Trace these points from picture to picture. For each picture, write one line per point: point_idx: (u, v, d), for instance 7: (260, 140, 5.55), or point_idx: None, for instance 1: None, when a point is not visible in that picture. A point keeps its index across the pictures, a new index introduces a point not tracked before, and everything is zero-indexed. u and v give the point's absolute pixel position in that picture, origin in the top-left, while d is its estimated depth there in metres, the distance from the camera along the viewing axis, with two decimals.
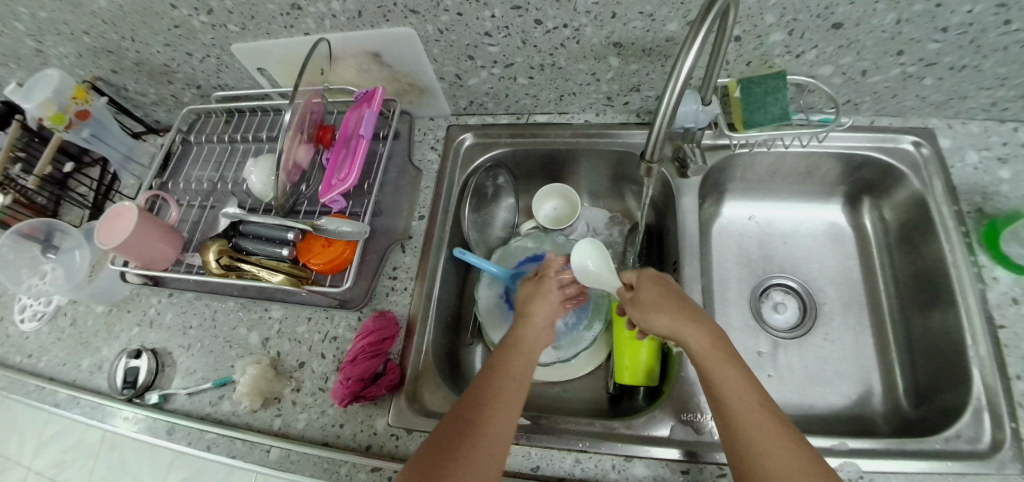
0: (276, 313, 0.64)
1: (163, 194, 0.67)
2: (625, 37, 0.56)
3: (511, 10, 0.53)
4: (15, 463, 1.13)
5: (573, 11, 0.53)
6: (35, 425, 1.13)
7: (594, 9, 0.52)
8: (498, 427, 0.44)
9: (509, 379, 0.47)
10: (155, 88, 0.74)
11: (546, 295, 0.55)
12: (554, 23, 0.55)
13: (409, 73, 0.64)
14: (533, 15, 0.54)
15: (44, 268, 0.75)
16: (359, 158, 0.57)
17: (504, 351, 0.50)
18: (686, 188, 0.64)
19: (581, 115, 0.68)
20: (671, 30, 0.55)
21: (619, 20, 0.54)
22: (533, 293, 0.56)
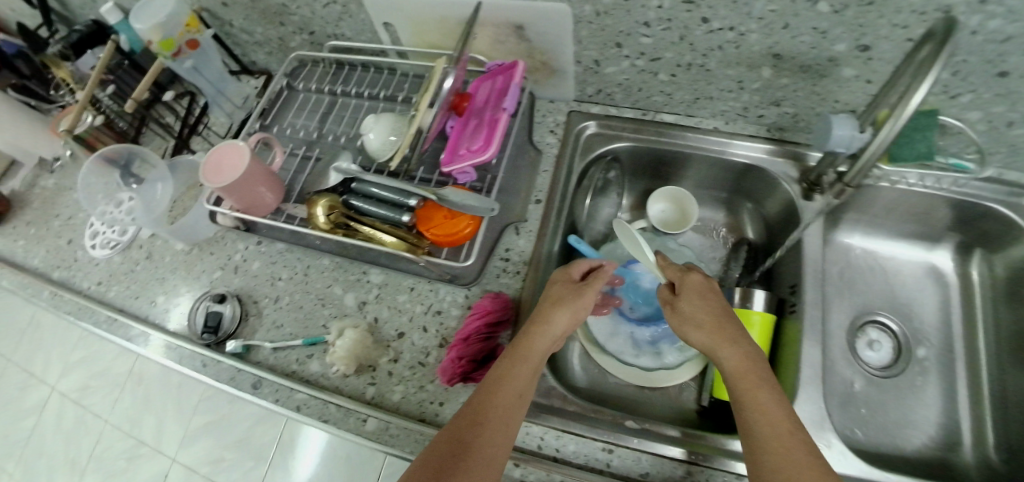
0: (376, 278, 0.62)
1: (270, 138, 0.63)
2: (787, 50, 0.54)
3: (681, 3, 0.51)
4: (38, 381, 1.17)
5: (746, 14, 0.51)
6: (67, 347, 1.16)
7: (769, 15, 0.50)
8: (494, 442, 0.42)
9: (507, 398, 0.44)
10: (263, 27, 0.71)
11: (574, 305, 0.50)
12: (721, 24, 0.53)
13: (547, 51, 0.62)
14: (702, 12, 0.52)
15: (121, 197, 0.73)
16: (498, 131, 0.54)
17: (510, 360, 0.47)
18: (808, 210, 0.62)
19: (710, 121, 0.66)
20: (838, 51, 0.53)
21: (790, 32, 0.52)
22: (559, 299, 0.51)
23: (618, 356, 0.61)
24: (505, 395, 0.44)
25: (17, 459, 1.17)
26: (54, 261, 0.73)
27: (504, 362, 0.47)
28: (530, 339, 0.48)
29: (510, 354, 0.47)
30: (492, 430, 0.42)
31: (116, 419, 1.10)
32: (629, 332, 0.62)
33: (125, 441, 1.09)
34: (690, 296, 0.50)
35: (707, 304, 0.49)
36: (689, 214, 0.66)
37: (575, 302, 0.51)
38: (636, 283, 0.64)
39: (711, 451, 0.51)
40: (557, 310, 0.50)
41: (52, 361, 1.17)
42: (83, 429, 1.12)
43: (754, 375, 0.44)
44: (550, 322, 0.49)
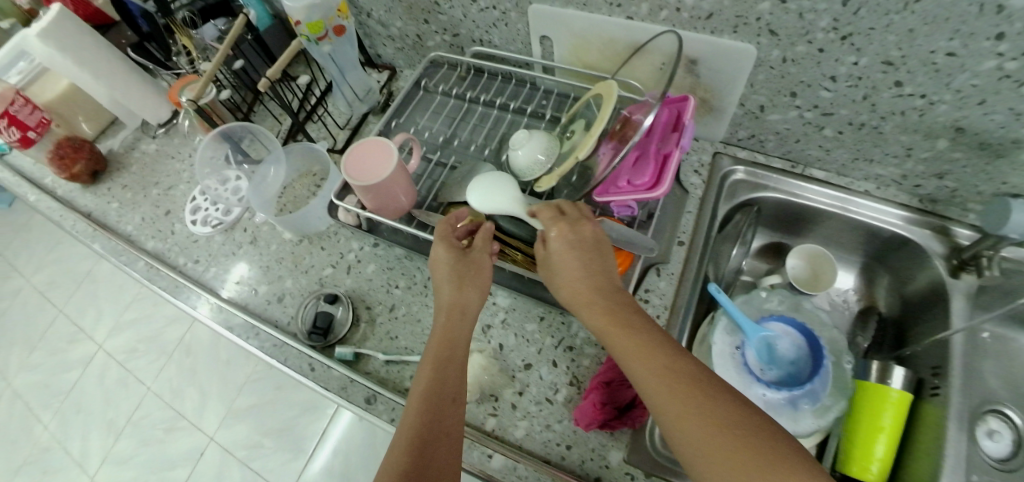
0: (503, 301, 0.59)
1: (414, 140, 0.60)
2: (972, 125, 0.51)
3: (880, 63, 0.49)
4: (88, 338, 1.33)
5: (943, 84, 0.48)
6: (124, 304, 1.34)
7: (970, 89, 0.47)
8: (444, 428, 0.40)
9: (440, 400, 0.41)
10: (405, 23, 0.68)
11: (478, 279, 0.49)
12: (913, 90, 0.50)
13: (712, 89, 0.60)
14: (898, 75, 0.49)
15: (228, 175, 0.72)
16: (671, 167, 0.51)
17: (438, 360, 0.44)
18: (956, 290, 0.58)
19: (862, 183, 0.64)
20: None
21: (982, 109, 0.49)
22: (445, 262, 0.49)
23: None
24: (451, 380, 0.43)
25: (59, 409, 1.27)
26: (148, 231, 0.72)
27: (440, 343, 0.45)
28: (456, 313, 0.47)
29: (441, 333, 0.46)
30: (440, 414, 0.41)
31: (158, 387, 1.22)
32: (759, 394, 0.57)
33: (166, 412, 1.19)
34: (557, 261, 0.46)
35: (572, 261, 0.46)
36: (829, 277, 0.64)
37: (471, 271, 0.49)
38: (771, 344, 0.60)
39: None
40: (470, 282, 0.49)
41: (114, 318, 1.34)
42: (126, 392, 1.23)
43: (668, 360, 0.39)
44: (464, 290, 0.48)
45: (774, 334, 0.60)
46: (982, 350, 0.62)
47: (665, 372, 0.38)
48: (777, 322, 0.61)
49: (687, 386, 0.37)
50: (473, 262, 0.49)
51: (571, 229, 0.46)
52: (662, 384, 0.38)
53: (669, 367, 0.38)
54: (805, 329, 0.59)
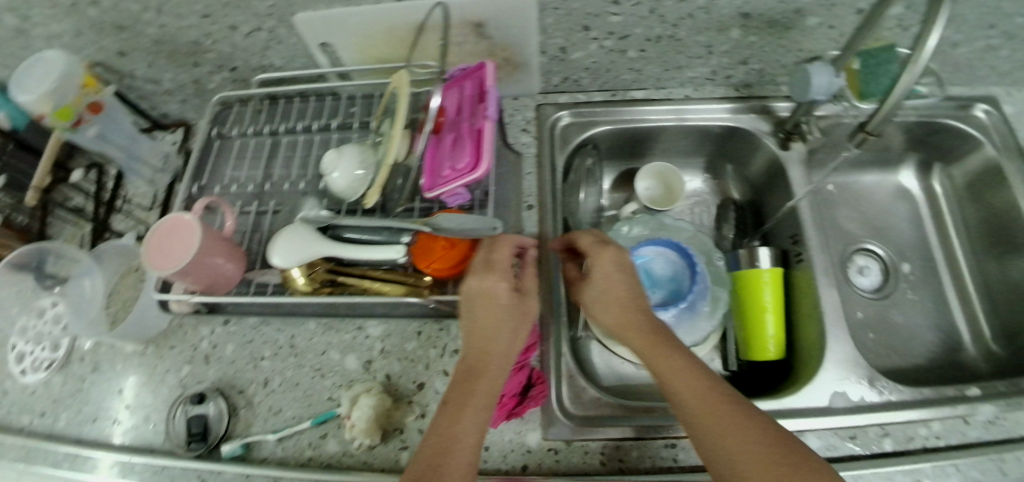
0: (375, 331, 0.55)
1: (220, 200, 0.54)
2: (756, 8, 0.53)
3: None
4: None
5: None
6: None
7: None
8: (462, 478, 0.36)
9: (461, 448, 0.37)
10: (174, 72, 0.61)
11: (501, 307, 0.45)
12: None
13: (508, 47, 0.57)
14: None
15: (42, 304, 0.60)
16: (486, 143, 0.49)
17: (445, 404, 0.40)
18: (790, 160, 0.63)
19: (680, 90, 0.65)
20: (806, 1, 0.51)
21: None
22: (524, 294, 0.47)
23: None
24: (468, 426, 0.38)
25: None
26: None
27: (454, 389, 0.41)
28: (489, 354, 0.43)
29: (460, 379, 0.41)
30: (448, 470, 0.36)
31: None
32: None
33: None
34: (597, 285, 0.47)
35: (623, 283, 0.46)
36: (676, 189, 0.65)
37: (522, 318, 0.46)
38: (648, 269, 0.61)
39: None
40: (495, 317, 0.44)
41: None
42: None
43: (689, 373, 0.40)
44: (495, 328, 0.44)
45: (648, 259, 0.61)
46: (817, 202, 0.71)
47: (694, 382, 0.39)
48: (648, 246, 0.62)
49: (715, 394, 0.38)
50: (511, 294, 0.46)
51: (616, 255, 0.47)
52: (700, 393, 0.38)
53: (696, 382, 0.39)
54: (674, 243, 0.61)
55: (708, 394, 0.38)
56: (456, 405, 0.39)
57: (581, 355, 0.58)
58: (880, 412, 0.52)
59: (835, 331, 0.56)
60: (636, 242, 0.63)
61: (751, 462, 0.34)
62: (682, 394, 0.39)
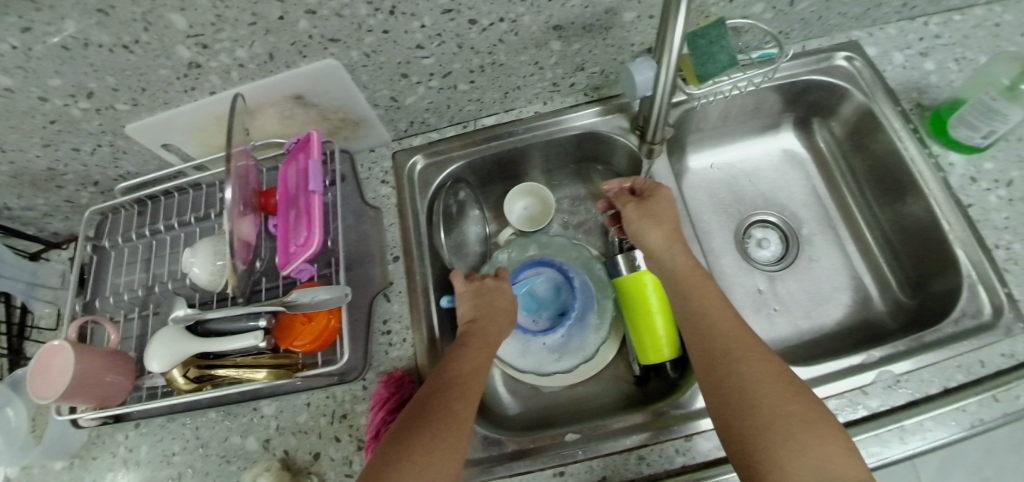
0: (269, 409, 0.57)
1: (95, 317, 0.56)
2: (563, 18, 0.52)
3: (442, 15, 0.47)
4: None
5: (508, 3, 0.48)
6: None
7: None
8: (442, 457, 0.41)
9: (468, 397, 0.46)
10: (43, 198, 0.63)
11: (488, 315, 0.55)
12: (490, 19, 0.50)
13: (339, 108, 0.58)
14: (466, 16, 0.48)
15: None
16: (316, 216, 0.51)
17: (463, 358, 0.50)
18: (654, 154, 0.64)
19: (530, 106, 0.67)
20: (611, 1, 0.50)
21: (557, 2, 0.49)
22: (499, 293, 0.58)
23: (536, 371, 0.62)
24: (477, 384, 0.47)
25: None
26: None
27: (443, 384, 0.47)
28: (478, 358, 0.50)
29: (447, 377, 0.47)
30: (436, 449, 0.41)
31: None
32: (542, 343, 0.64)
33: None
34: (654, 243, 0.57)
35: (681, 251, 0.56)
36: (548, 203, 0.69)
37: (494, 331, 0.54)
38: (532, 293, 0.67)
39: (596, 437, 0.51)
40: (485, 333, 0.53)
41: None
42: None
43: (743, 344, 0.48)
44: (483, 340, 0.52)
45: (529, 283, 0.66)
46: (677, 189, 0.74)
47: (745, 355, 0.47)
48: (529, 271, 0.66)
49: (759, 358, 0.47)
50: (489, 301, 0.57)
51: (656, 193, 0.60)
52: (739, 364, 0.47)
53: (743, 345, 0.48)
54: (549, 262, 0.67)
55: (745, 360, 0.47)
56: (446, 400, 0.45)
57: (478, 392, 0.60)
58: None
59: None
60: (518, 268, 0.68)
61: (766, 379, 0.45)
62: (716, 319, 0.51)
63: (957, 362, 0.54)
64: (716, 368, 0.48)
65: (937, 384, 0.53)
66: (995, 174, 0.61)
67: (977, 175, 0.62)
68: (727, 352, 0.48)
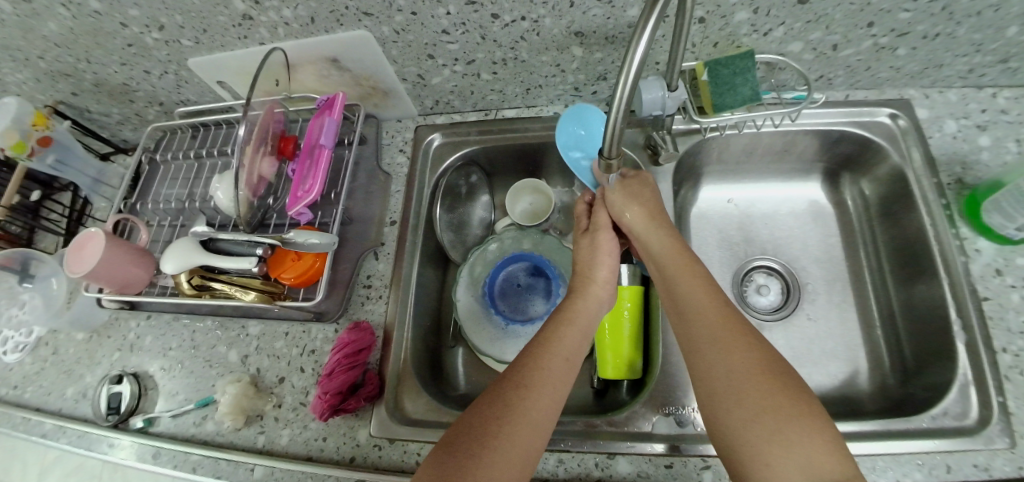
0: (254, 330, 0.64)
1: (131, 217, 0.64)
2: (585, 26, 0.53)
3: (465, 5, 0.50)
4: None
5: (529, 2, 0.50)
6: None
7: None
8: (522, 447, 0.42)
9: (544, 387, 0.45)
10: (118, 107, 0.74)
11: (601, 254, 0.55)
12: (511, 16, 0.52)
13: (370, 76, 0.63)
14: (488, 9, 0.51)
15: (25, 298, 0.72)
16: (321, 167, 0.57)
17: (556, 326, 0.50)
18: (660, 175, 0.64)
19: (550, 107, 0.68)
20: (633, 16, 0.51)
21: (578, 9, 0.50)
22: (590, 265, 0.55)
23: (499, 358, 0.61)
24: (556, 371, 0.46)
25: None
26: None
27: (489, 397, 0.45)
28: (551, 365, 0.46)
29: (531, 356, 0.47)
30: (507, 457, 0.41)
31: None
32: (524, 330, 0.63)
33: None
34: (637, 225, 0.54)
35: (663, 234, 0.53)
36: (550, 200, 0.68)
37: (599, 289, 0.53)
38: (507, 282, 0.66)
39: None
40: (553, 335, 0.49)
41: None
42: None
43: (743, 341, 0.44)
44: (561, 344, 0.48)
45: (507, 275, 0.67)
46: (679, 219, 0.73)
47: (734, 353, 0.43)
48: (507, 263, 0.67)
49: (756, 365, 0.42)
50: (580, 273, 0.55)
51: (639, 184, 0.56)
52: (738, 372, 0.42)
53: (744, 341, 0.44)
54: (527, 253, 0.67)
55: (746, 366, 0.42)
56: (495, 415, 0.43)
57: (436, 363, 0.64)
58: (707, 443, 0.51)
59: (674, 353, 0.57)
60: (498, 259, 0.67)
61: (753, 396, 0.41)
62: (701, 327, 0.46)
63: (918, 460, 0.50)
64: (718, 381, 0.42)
65: (890, 476, 0.49)
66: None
67: (1005, 268, 0.56)
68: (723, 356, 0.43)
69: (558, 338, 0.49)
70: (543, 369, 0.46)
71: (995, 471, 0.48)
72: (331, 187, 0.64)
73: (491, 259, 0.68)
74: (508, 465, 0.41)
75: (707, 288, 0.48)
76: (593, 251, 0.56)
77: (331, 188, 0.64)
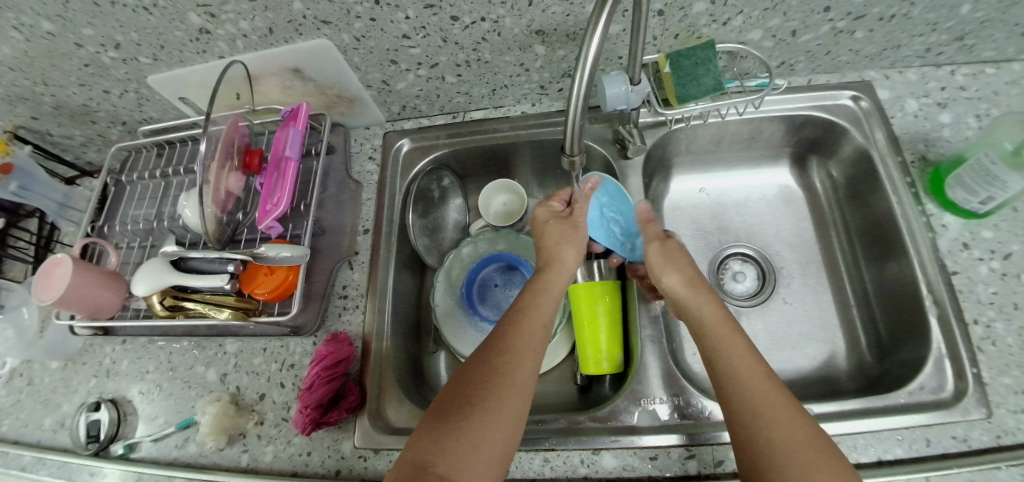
0: (232, 347, 0.63)
1: (98, 241, 0.63)
2: (545, 25, 0.53)
3: (424, 9, 0.50)
4: None
5: (487, 3, 0.49)
6: None
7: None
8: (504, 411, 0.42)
9: (523, 353, 0.46)
10: (80, 129, 0.72)
11: (574, 237, 0.57)
12: (471, 18, 0.51)
13: (334, 85, 0.62)
14: (447, 12, 0.50)
15: None
16: (289, 178, 0.57)
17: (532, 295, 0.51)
18: (630, 169, 0.65)
19: (519, 106, 0.68)
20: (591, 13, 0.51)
21: (537, 7, 0.50)
22: (558, 243, 0.56)
23: None
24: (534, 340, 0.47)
25: None
26: None
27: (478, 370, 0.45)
28: (531, 328, 0.48)
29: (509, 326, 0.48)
30: (497, 423, 0.41)
31: None
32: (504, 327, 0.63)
33: None
34: (678, 290, 0.54)
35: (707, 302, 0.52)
36: (524, 200, 0.68)
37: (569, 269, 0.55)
38: (484, 283, 0.67)
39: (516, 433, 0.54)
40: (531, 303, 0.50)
41: None
42: None
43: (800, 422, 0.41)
44: (537, 312, 0.50)
45: (484, 276, 0.67)
46: (653, 210, 0.74)
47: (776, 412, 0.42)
48: (484, 264, 0.67)
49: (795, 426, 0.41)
50: (549, 251, 0.56)
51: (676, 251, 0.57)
52: (795, 450, 0.39)
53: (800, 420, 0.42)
54: (503, 253, 0.68)
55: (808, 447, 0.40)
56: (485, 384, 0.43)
57: (418, 370, 0.64)
58: (689, 433, 0.51)
59: (654, 345, 0.58)
60: (475, 261, 0.68)
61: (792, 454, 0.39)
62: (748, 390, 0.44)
63: (898, 435, 0.51)
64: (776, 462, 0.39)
65: (872, 453, 0.50)
66: (989, 245, 0.57)
67: (971, 242, 0.58)
68: (775, 432, 0.41)
69: (533, 308, 0.50)
70: (522, 337, 0.47)
71: (972, 441, 0.50)
72: (301, 199, 0.63)
73: (469, 262, 0.68)
74: (491, 431, 0.41)
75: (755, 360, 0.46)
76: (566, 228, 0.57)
77: (301, 199, 0.64)
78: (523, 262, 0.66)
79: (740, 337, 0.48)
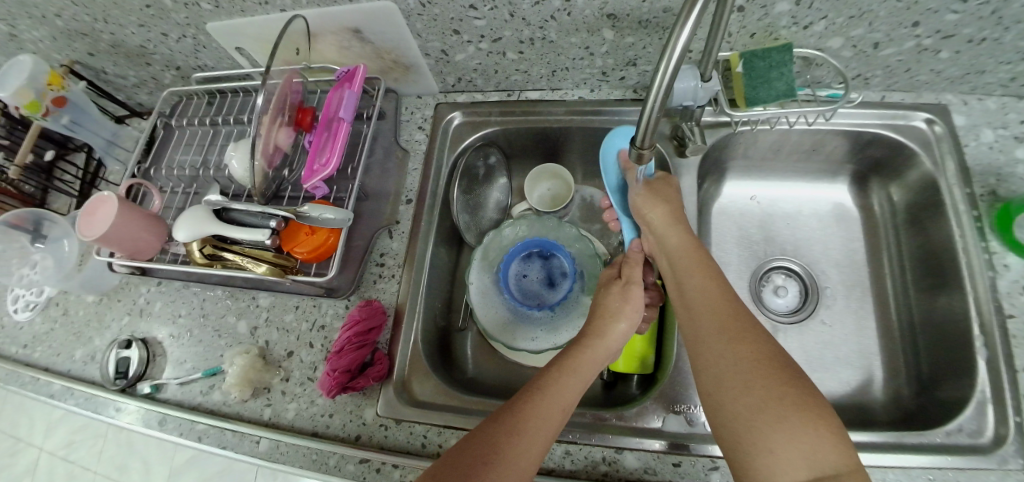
0: (265, 301, 0.63)
1: (145, 183, 0.63)
2: (619, 9, 0.51)
3: None
4: None
5: None
6: None
7: None
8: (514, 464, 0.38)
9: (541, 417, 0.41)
10: (135, 70, 0.73)
11: (629, 301, 0.51)
12: None
13: (393, 49, 0.61)
14: None
15: (35, 257, 0.72)
16: (340, 140, 0.56)
17: (561, 371, 0.45)
18: (684, 168, 0.63)
19: (576, 91, 0.66)
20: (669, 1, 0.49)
21: None
22: (611, 314, 0.50)
23: (507, 343, 0.61)
24: (555, 414, 0.42)
25: None
26: None
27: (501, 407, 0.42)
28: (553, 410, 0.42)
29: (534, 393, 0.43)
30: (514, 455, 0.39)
31: None
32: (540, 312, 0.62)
33: None
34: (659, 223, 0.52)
35: (681, 233, 0.51)
36: (571, 188, 0.67)
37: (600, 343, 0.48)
38: (520, 270, 0.65)
39: None
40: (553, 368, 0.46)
41: None
42: None
43: (767, 370, 0.39)
44: (563, 394, 0.44)
45: (521, 264, 0.65)
46: (700, 212, 0.72)
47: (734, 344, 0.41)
48: (521, 250, 0.65)
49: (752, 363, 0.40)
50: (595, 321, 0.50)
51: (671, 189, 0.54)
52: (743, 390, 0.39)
53: (765, 369, 0.39)
54: (542, 240, 0.65)
55: (766, 397, 0.38)
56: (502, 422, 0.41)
57: (446, 346, 0.63)
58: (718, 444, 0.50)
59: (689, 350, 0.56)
60: (512, 247, 0.65)
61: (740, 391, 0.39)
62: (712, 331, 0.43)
63: (930, 475, 0.49)
64: (743, 431, 0.38)
65: None
66: None
67: None
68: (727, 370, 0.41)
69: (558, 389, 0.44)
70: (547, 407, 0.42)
71: None
72: (348, 162, 0.63)
73: (506, 244, 0.66)
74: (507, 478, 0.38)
75: (719, 301, 0.45)
76: (622, 298, 0.51)
77: (348, 163, 0.63)
78: (560, 248, 0.64)
79: (707, 273, 0.47)
